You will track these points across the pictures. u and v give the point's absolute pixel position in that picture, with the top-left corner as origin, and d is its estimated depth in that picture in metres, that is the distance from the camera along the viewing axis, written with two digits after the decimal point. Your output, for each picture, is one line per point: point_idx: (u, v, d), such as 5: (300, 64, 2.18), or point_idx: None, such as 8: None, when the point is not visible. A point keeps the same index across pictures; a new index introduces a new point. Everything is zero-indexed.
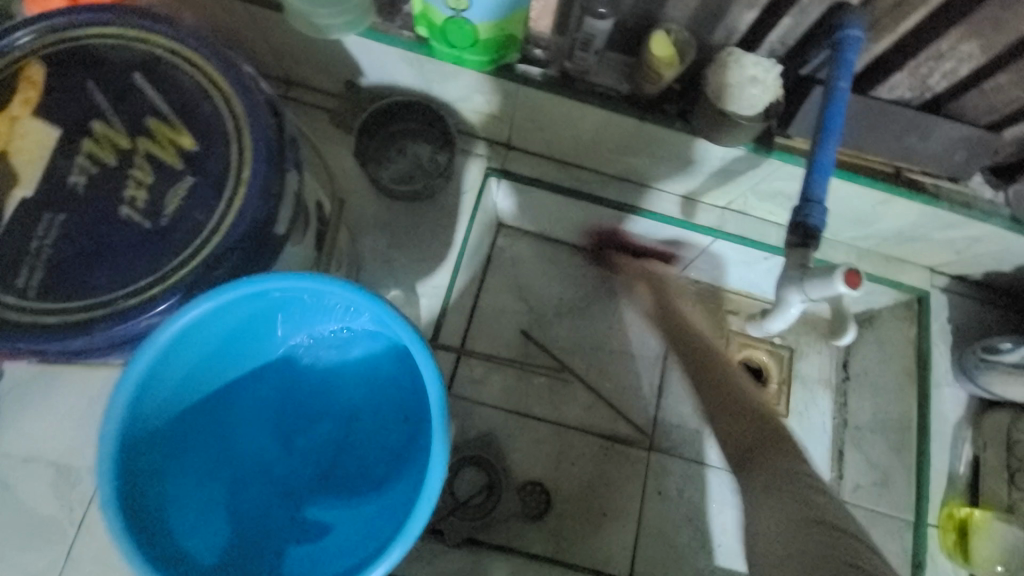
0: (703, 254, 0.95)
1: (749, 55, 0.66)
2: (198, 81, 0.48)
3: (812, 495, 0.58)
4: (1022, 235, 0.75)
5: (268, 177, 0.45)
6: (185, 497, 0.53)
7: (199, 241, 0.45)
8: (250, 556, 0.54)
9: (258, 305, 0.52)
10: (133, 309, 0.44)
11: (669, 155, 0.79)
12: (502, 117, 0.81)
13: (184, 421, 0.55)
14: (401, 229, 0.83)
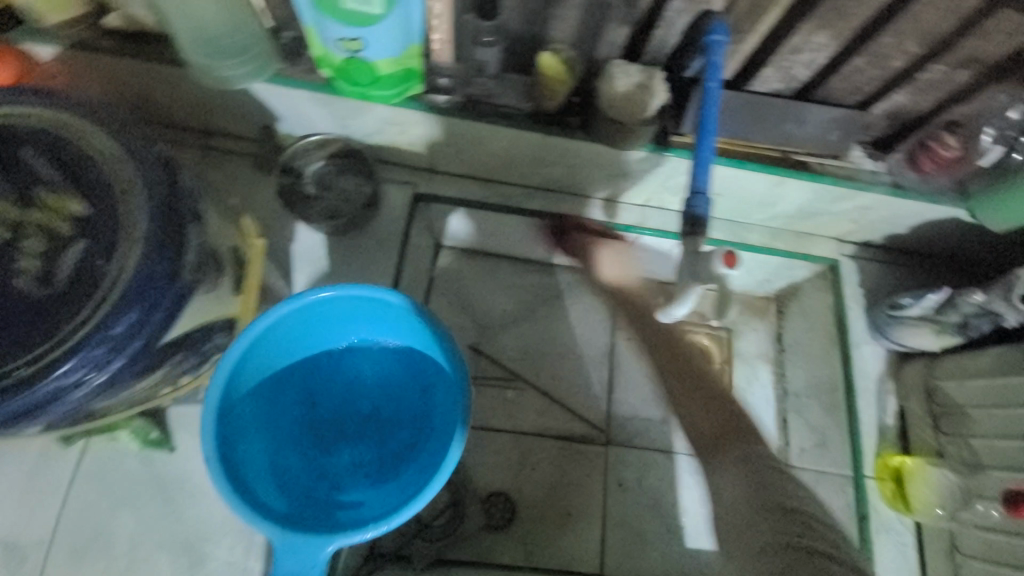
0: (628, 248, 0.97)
1: (633, 64, 0.72)
2: (88, 146, 0.49)
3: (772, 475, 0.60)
4: (904, 199, 0.81)
5: (162, 232, 0.47)
6: (247, 466, 0.62)
7: (94, 302, 0.45)
8: (305, 513, 0.62)
9: (313, 320, 0.67)
10: (28, 377, 0.44)
11: (580, 163, 0.84)
12: (419, 143, 0.85)
13: (245, 408, 0.65)
14: (334, 262, 0.85)
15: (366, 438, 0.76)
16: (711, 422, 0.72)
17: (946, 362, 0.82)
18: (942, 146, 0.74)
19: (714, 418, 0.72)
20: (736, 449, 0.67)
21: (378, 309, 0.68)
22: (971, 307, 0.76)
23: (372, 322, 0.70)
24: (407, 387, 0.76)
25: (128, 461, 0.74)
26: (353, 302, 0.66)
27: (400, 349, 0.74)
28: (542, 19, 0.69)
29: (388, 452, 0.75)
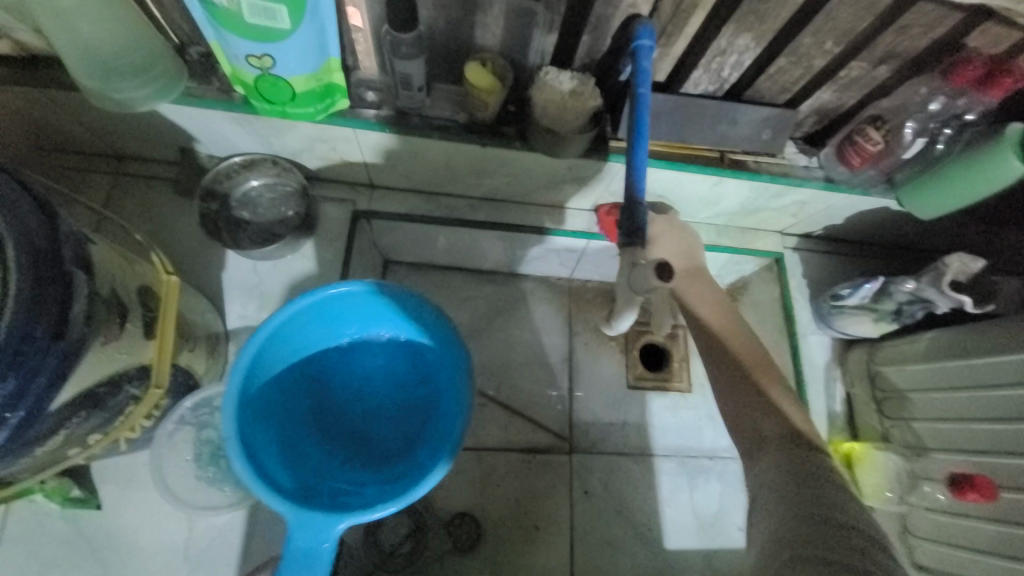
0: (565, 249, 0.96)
1: (564, 72, 0.71)
2: None
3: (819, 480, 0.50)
4: (838, 193, 0.84)
5: (37, 286, 0.41)
6: (264, 452, 0.67)
7: None
8: (321, 495, 0.66)
9: (319, 320, 0.75)
10: None
11: (522, 172, 0.82)
12: (352, 160, 0.81)
13: (262, 402, 0.71)
14: (270, 289, 0.81)
15: (372, 435, 0.80)
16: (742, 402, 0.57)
17: (886, 348, 0.84)
18: (868, 141, 0.76)
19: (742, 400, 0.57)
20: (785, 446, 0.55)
21: (384, 304, 0.76)
22: (904, 295, 0.78)
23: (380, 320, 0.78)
24: (411, 386, 0.82)
25: (47, 522, 0.68)
26: (362, 301, 0.75)
27: (405, 348, 0.81)
28: (467, 28, 0.67)
29: (396, 446, 0.79)
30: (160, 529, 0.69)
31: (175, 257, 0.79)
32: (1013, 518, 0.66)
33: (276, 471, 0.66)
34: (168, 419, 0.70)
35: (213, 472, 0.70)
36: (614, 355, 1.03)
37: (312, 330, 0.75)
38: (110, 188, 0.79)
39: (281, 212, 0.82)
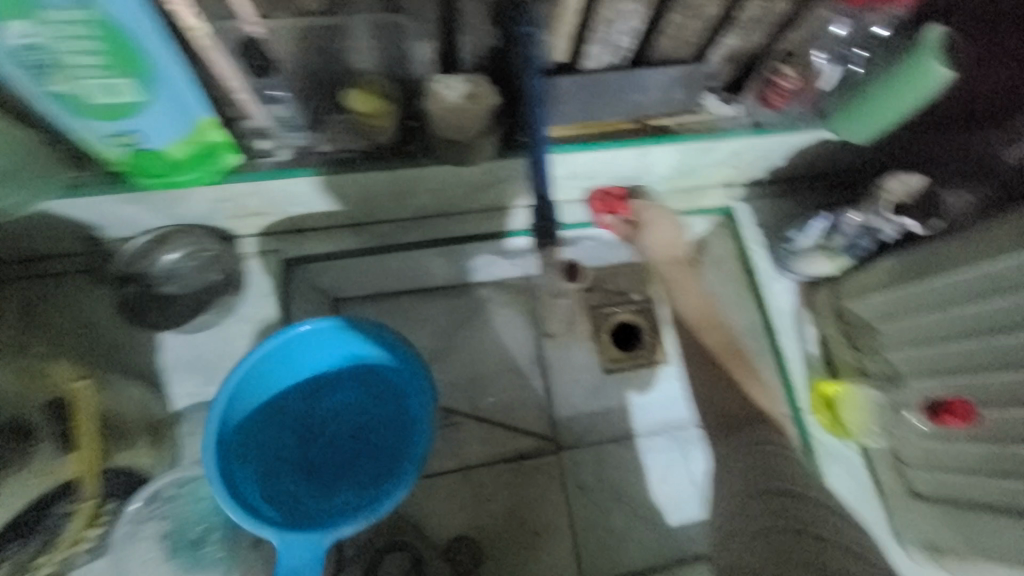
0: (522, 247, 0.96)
1: (452, 76, 0.67)
2: None
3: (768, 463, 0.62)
4: (768, 136, 0.81)
5: None
6: (240, 487, 0.67)
7: None
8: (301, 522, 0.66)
9: (286, 356, 0.74)
10: None
11: (442, 185, 0.80)
12: (265, 211, 0.78)
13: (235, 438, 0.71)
14: (213, 359, 0.79)
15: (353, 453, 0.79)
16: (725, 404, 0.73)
17: (849, 284, 0.82)
18: (783, 79, 0.73)
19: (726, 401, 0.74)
20: (750, 436, 0.67)
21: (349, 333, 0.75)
22: (852, 228, 0.75)
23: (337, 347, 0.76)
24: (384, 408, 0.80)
25: None
26: (317, 334, 0.73)
27: (371, 367, 0.79)
28: (338, 55, 0.63)
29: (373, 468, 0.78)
30: None
31: (111, 348, 0.77)
32: (995, 436, 0.64)
33: (254, 503, 0.67)
34: (127, 517, 0.68)
35: (182, 559, 0.67)
36: (584, 343, 1.02)
37: (279, 366, 0.74)
38: (25, 293, 0.77)
39: (209, 278, 0.79)
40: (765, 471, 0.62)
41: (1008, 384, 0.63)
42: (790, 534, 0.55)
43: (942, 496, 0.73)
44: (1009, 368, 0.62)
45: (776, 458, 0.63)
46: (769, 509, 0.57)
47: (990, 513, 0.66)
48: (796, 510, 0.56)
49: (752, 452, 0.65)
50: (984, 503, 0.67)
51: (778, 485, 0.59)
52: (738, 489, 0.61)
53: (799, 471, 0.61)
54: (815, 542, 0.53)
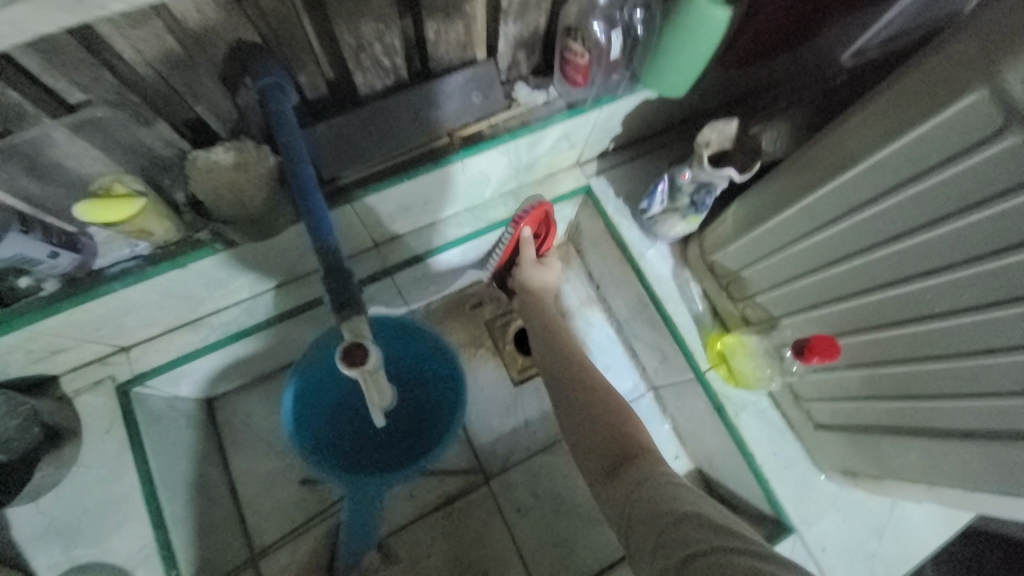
0: (443, 272, 0.94)
1: (211, 150, 0.59)
2: None
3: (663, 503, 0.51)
4: (588, 113, 0.77)
5: None
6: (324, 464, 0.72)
7: None
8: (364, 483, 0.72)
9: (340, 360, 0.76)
10: None
11: (264, 259, 0.72)
12: (66, 346, 0.68)
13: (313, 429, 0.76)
14: (65, 522, 0.69)
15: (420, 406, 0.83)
16: (586, 425, 0.68)
17: (708, 236, 0.81)
18: (575, 56, 0.68)
19: (588, 417, 0.69)
20: (635, 476, 0.58)
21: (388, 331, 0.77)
22: (688, 185, 0.74)
23: (303, 386, 0.73)
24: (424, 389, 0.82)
25: None
26: (286, 407, 0.69)
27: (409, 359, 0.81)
28: (54, 166, 0.54)
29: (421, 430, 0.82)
30: None
31: None
32: (862, 359, 0.63)
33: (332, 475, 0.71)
34: None
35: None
36: (488, 362, 0.98)
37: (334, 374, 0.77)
38: None
39: (31, 436, 0.67)
40: (647, 515, 0.50)
41: (854, 309, 0.61)
42: (696, 564, 0.41)
43: (839, 424, 0.73)
44: (856, 296, 0.59)
45: (649, 491, 0.54)
46: (669, 548, 0.44)
47: (880, 435, 0.65)
48: (687, 535, 0.45)
49: (632, 498, 0.55)
50: (874, 426, 0.66)
51: (665, 521, 0.48)
52: (645, 543, 0.48)
53: (673, 492, 0.52)
54: (707, 556, 0.41)
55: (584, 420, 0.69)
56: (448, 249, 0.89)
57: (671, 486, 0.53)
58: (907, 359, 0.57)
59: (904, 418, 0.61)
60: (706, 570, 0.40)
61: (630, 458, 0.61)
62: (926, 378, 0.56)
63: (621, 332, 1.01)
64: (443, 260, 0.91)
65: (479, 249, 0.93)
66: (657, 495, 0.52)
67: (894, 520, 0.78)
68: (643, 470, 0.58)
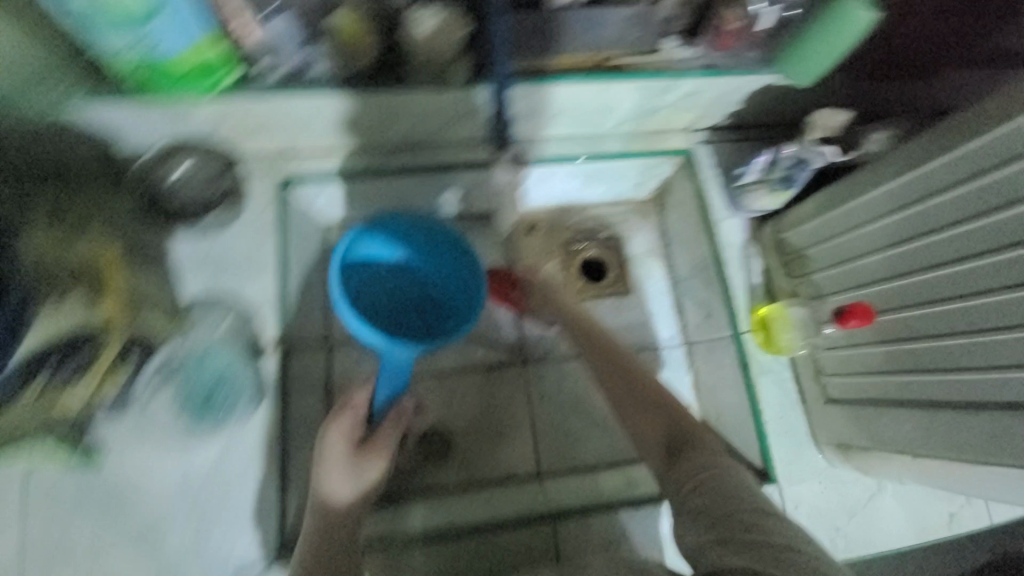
0: (546, 187, 1.08)
1: (429, 6, 0.74)
2: None
3: (718, 484, 0.63)
4: (721, 77, 0.88)
5: None
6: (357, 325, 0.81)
7: None
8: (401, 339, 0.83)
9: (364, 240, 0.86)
10: None
11: (424, 113, 0.86)
12: (263, 129, 0.86)
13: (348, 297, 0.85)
14: (219, 260, 0.88)
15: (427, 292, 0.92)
16: (643, 414, 0.74)
17: (788, 216, 0.91)
18: (729, 20, 0.80)
19: (648, 411, 0.74)
20: (691, 462, 0.67)
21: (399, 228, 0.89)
22: (788, 160, 0.84)
23: (351, 250, 0.86)
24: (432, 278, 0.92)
25: (65, 483, 0.77)
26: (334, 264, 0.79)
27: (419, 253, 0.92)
28: None
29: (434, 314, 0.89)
30: (160, 470, 0.79)
31: None
32: (892, 335, 0.72)
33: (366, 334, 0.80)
34: (144, 372, 0.80)
35: (191, 405, 0.81)
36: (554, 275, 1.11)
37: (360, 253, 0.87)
38: None
39: (213, 189, 0.89)
40: (711, 494, 0.62)
41: (902, 288, 0.70)
42: (752, 546, 0.56)
43: (849, 399, 0.82)
44: (904, 276, 0.70)
45: (710, 477, 0.64)
46: (730, 528, 0.59)
47: (884, 407, 0.74)
48: (747, 521, 0.58)
49: (692, 482, 0.64)
50: (882, 400, 0.75)
51: (724, 507, 0.61)
52: (698, 521, 0.61)
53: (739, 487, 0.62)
54: (763, 543, 0.56)
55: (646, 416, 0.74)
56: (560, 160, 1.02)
57: (736, 482, 0.63)
58: (930, 336, 0.67)
59: (910, 393, 0.70)
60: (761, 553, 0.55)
61: (689, 445, 0.69)
62: (942, 353, 0.65)
63: (675, 287, 1.12)
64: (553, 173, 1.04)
65: (580, 176, 1.07)
66: (723, 480, 0.63)
67: (868, 507, 0.87)
68: (708, 446, 0.68)
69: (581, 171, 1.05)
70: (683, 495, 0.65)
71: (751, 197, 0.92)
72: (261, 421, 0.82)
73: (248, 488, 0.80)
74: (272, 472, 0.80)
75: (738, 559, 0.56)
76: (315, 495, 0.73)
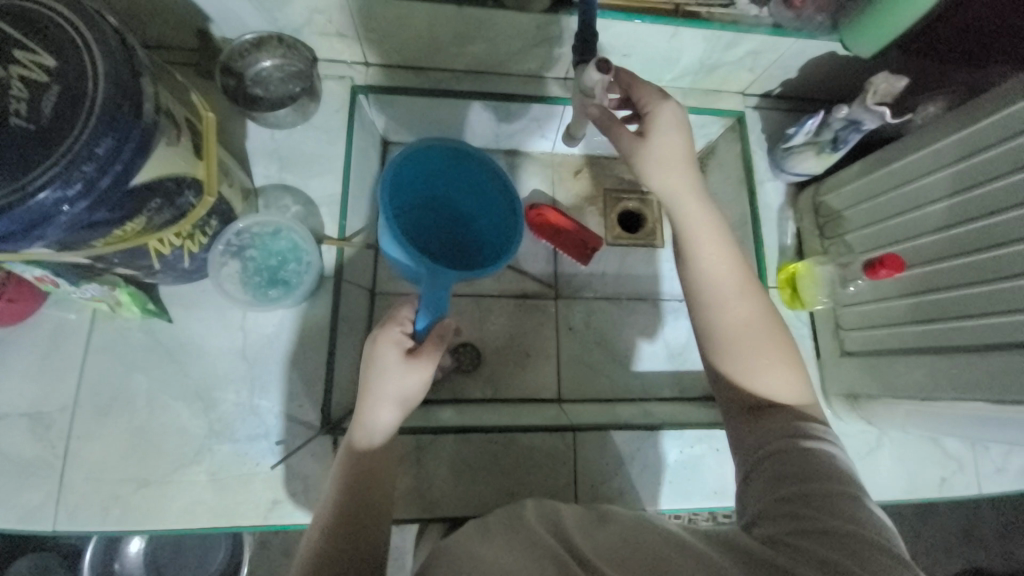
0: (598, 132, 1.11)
1: None
2: (57, 13, 0.54)
3: (810, 457, 0.58)
4: (787, 37, 0.91)
5: (120, 56, 0.54)
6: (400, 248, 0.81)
7: (80, 121, 0.51)
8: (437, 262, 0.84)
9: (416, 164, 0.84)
10: (46, 184, 0.50)
11: (498, 37, 0.89)
12: (347, 33, 0.89)
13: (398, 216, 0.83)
14: (289, 153, 0.94)
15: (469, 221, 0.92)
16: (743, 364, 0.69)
17: (829, 180, 0.96)
18: None
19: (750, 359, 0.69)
20: (775, 422, 0.64)
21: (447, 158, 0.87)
22: (839, 122, 0.88)
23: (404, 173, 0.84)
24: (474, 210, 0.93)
25: (132, 333, 0.84)
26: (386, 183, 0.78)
27: (466, 186, 0.91)
28: None
29: (471, 245, 0.91)
30: (221, 337, 0.86)
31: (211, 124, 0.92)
32: (915, 288, 0.78)
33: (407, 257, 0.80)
34: (212, 248, 0.82)
35: (258, 280, 0.86)
36: (594, 219, 1.16)
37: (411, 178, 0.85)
38: None
39: (288, 87, 0.94)
40: (798, 467, 0.58)
41: (934, 244, 0.75)
42: (824, 535, 0.51)
43: (866, 351, 0.87)
44: (936, 232, 0.75)
45: (803, 453, 0.59)
46: (803, 510, 0.54)
47: (898, 355, 0.80)
48: (827, 508, 0.53)
49: (774, 451, 0.61)
50: (897, 350, 0.81)
51: (807, 485, 0.56)
52: (770, 496, 0.57)
53: (829, 462, 0.58)
54: (840, 535, 0.50)
55: (762, 375, 0.68)
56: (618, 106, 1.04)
57: (824, 456, 0.58)
58: (955, 287, 0.72)
59: (928, 341, 0.75)
60: (833, 541, 0.50)
61: (779, 411, 0.65)
62: (962, 302, 0.71)
63: None
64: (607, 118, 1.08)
65: None
66: (817, 459, 0.58)
67: (866, 459, 0.93)
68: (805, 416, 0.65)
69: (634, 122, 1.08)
70: (771, 467, 0.60)
71: (800, 159, 0.97)
72: (317, 305, 0.88)
73: (297, 362, 0.86)
74: (321, 351, 0.86)
75: (807, 541, 0.51)
76: (356, 422, 0.70)
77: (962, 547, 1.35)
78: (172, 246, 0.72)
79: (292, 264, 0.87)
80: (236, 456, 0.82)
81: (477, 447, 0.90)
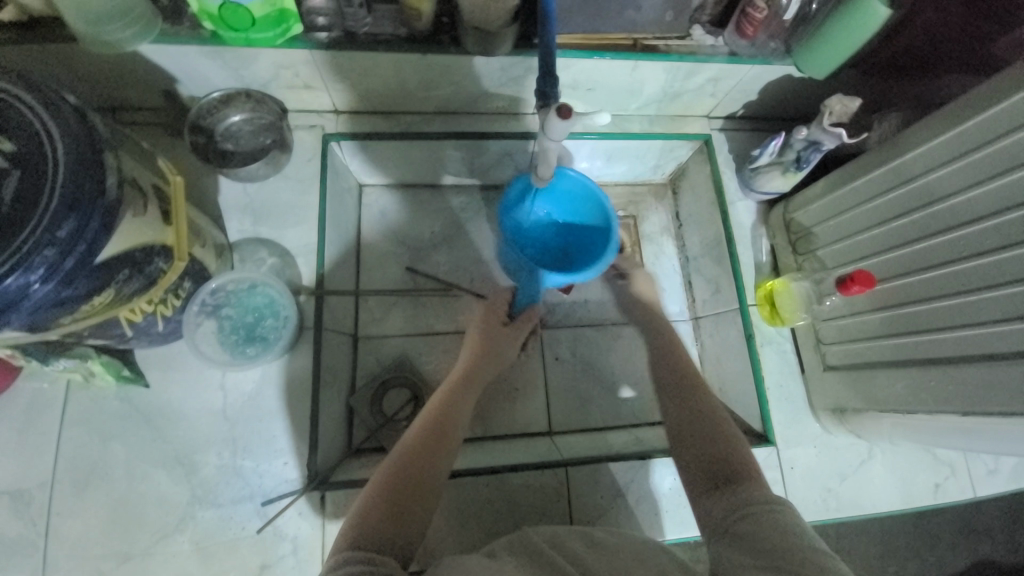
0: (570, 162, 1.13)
1: None
2: (13, 98, 0.54)
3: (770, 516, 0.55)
4: (744, 64, 0.94)
5: (79, 135, 0.54)
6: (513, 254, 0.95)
7: (42, 206, 0.51)
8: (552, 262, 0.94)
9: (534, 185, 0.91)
10: (7, 271, 0.49)
11: (463, 80, 0.91)
12: (314, 85, 0.91)
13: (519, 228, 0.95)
14: (262, 206, 0.94)
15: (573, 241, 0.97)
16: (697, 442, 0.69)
17: (797, 198, 0.98)
18: (756, 11, 0.85)
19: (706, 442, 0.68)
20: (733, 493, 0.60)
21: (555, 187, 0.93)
22: (800, 142, 0.91)
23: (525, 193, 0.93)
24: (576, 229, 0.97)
25: (108, 401, 0.82)
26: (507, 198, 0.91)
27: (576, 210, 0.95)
28: None
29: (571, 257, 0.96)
30: (201, 398, 0.84)
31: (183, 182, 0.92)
32: (888, 302, 0.79)
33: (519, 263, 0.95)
34: (189, 308, 0.82)
35: (236, 338, 0.85)
36: None
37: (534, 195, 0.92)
38: None
39: (259, 141, 0.93)
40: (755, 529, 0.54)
41: (903, 258, 0.77)
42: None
43: (848, 365, 0.88)
44: (905, 246, 0.77)
45: (762, 514, 0.55)
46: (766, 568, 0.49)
47: (878, 368, 0.81)
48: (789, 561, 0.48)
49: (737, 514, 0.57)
50: (877, 363, 0.82)
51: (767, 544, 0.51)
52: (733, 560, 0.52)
53: (790, 522, 0.53)
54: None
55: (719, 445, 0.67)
56: (587, 136, 1.06)
57: (785, 521, 0.54)
58: (928, 300, 0.73)
59: (905, 354, 0.77)
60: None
61: (736, 477, 0.62)
62: (936, 315, 0.72)
63: (685, 266, 1.18)
64: (578, 148, 1.09)
65: (603, 154, 1.12)
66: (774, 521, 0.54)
67: (858, 473, 0.93)
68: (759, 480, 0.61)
69: (604, 149, 1.11)
70: (733, 531, 0.55)
71: (772, 180, 1.00)
72: (297, 357, 0.87)
73: (281, 417, 0.84)
74: (303, 405, 0.85)
75: None
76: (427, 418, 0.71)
77: (965, 543, 1.36)
78: (144, 313, 0.72)
79: (272, 319, 0.87)
80: (221, 521, 0.79)
81: (468, 491, 0.88)
